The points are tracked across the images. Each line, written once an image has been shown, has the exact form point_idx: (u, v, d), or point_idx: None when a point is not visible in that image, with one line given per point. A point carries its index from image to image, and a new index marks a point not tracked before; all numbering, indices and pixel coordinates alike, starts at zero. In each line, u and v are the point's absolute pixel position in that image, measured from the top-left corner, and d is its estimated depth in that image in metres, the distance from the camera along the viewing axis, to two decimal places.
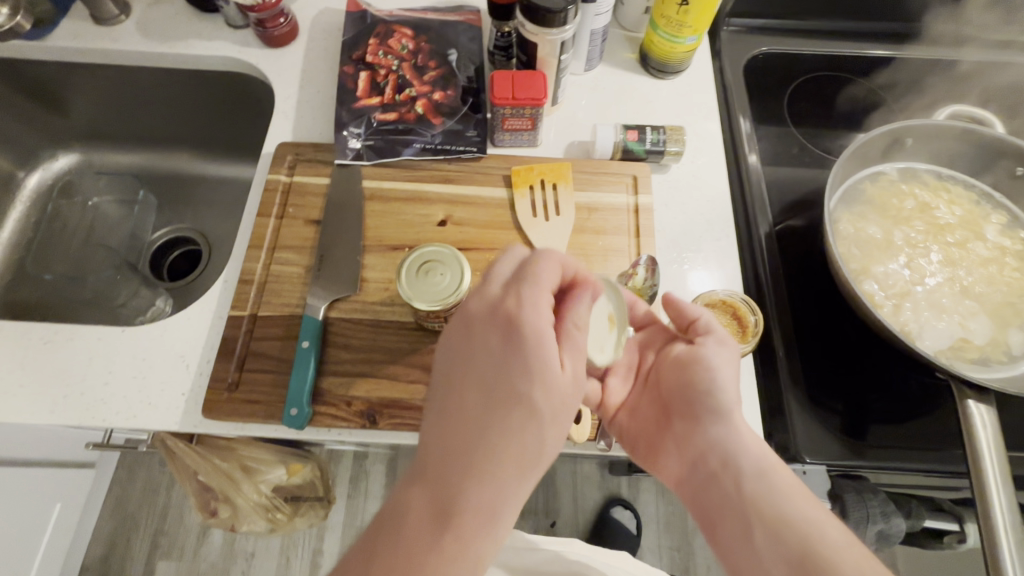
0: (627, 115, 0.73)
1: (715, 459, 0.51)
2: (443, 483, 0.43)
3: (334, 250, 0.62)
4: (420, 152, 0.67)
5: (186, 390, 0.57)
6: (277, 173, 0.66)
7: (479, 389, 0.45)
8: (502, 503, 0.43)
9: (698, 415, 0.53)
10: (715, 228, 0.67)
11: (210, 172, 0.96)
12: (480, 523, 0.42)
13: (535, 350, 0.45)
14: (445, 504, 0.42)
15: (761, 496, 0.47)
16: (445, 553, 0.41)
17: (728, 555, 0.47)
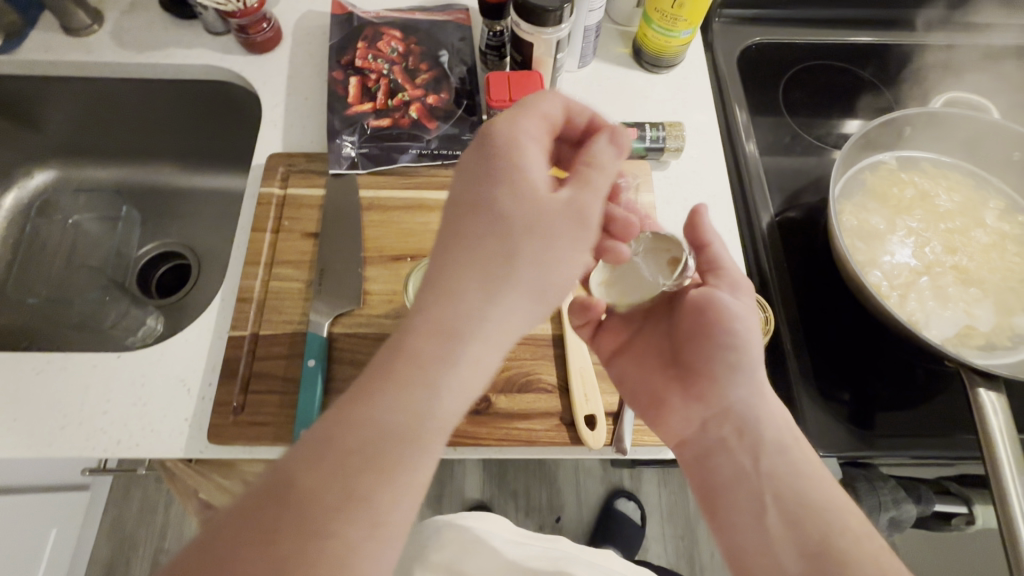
0: (624, 111, 0.72)
1: (730, 422, 0.49)
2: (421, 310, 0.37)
3: (335, 263, 0.60)
4: (417, 158, 0.66)
5: (189, 415, 0.55)
6: (270, 186, 0.65)
7: (451, 206, 0.41)
8: (468, 331, 0.37)
9: (710, 369, 0.50)
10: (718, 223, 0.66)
11: (196, 184, 0.93)
12: (439, 351, 0.35)
13: (508, 158, 0.41)
14: (421, 336, 0.36)
15: (779, 473, 0.45)
16: (402, 378, 0.34)
17: (734, 529, 0.45)
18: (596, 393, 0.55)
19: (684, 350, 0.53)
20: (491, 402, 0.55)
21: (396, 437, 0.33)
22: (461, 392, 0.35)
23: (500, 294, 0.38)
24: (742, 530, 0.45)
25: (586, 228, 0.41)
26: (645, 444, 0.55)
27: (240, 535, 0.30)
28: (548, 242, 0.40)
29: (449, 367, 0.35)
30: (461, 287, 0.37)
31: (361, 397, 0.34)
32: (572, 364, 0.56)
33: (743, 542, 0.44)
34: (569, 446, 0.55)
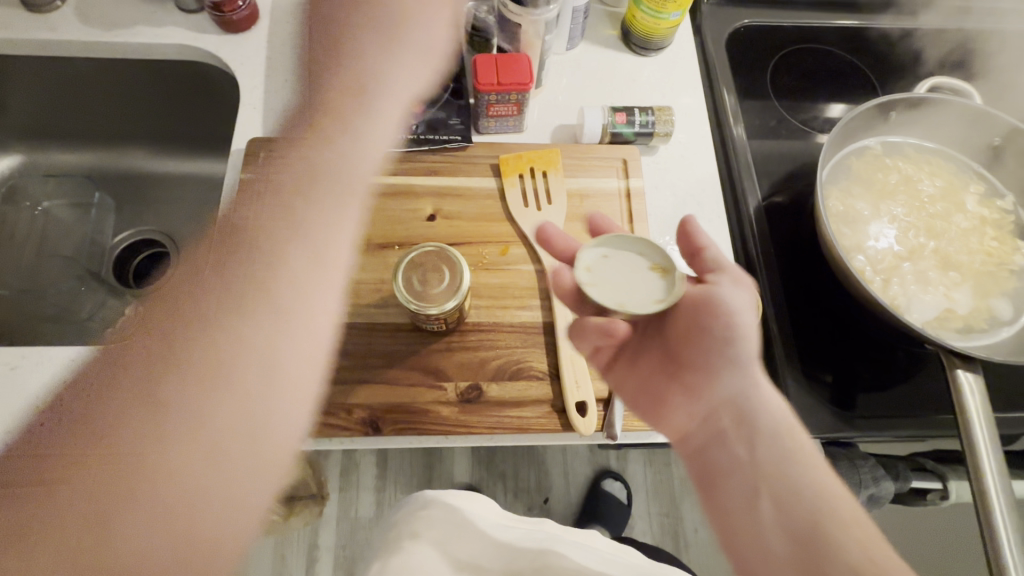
0: (614, 94, 0.71)
1: (727, 420, 0.49)
2: (166, 395, 0.51)
3: (320, 252, 0.59)
4: (404, 143, 0.64)
5: None
6: (251, 173, 0.63)
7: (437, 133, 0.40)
8: (261, 422, 0.51)
9: (708, 364, 0.50)
10: (705, 209, 0.67)
11: (170, 169, 0.90)
12: None
13: None
14: (143, 434, 0.50)
15: (773, 466, 0.46)
16: (149, 445, 0.49)
17: (731, 523, 0.47)
18: (587, 380, 0.55)
19: (680, 350, 0.52)
20: (482, 391, 0.55)
21: (175, 533, 0.47)
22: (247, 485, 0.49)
23: None
24: (737, 522, 0.46)
25: None
26: (635, 429, 0.56)
27: (102, 492, 0.48)
28: None
29: (188, 458, 0.49)
30: (175, 413, 0.50)
31: (155, 485, 0.48)
32: (563, 351, 0.56)
33: (739, 533, 0.46)
34: (560, 432, 0.55)
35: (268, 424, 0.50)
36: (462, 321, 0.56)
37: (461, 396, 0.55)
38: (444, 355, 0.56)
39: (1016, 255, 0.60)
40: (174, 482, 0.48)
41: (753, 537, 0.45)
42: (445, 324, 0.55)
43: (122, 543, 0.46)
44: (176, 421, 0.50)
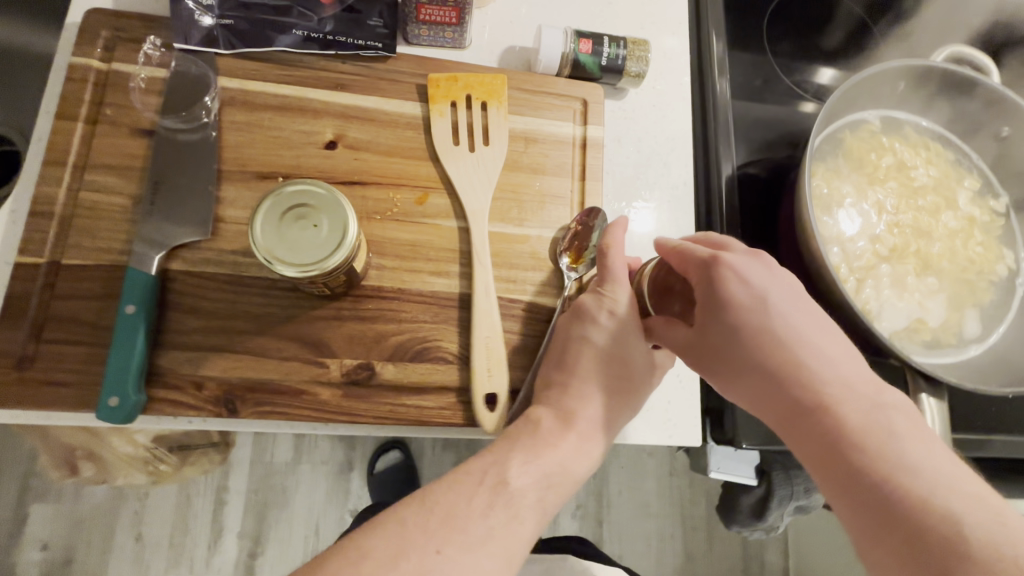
0: (582, 15, 0.57)
1: (783, 382, 0.35)
2: (554, 419, 0.41)
3: (175, 175, 0.45)
4: (303, 43, 0.49)
5: None
6: (86, 57, 0.46)
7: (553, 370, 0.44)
8: (619, 417, 0.43)
9: (745, 331, 0.37)
10: (672, 173, 0.56)
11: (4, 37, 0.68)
12: (559, 431, 0.41)
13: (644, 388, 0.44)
14: (485, 477, 0.38)
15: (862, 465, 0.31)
16: (495, 511, 0.36)
17: (868, 513, 0.30)
18: (502, 369, 0.45)
19: (699, 326, 0.39)
20: (375, 372, 0.45)
21: (538, 496, 0.38)
22: (609, 420, 0.43)
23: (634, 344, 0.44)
24: (878, 499, 0.30)
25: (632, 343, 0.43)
26: None
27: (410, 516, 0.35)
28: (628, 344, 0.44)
29: (547, 502, 0.39)
30: (492, 457, 0.39)
31: (478, 538, 0.35)
32: (478, 333, 0.45)
33: (874, 508, 0.30)
34: (465, 427, 0.46)
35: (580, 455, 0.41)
36: (353, 283, 0.44)
37: (346, 377, 0.44)
38: (331, 324, 0.45)
39: (999, 263, 0.54)
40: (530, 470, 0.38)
41: (912, 493, 0.29)
42: (330, 288, 0.43)
43: (480, 544, 0.35)
44: (581, 423, 0.42)
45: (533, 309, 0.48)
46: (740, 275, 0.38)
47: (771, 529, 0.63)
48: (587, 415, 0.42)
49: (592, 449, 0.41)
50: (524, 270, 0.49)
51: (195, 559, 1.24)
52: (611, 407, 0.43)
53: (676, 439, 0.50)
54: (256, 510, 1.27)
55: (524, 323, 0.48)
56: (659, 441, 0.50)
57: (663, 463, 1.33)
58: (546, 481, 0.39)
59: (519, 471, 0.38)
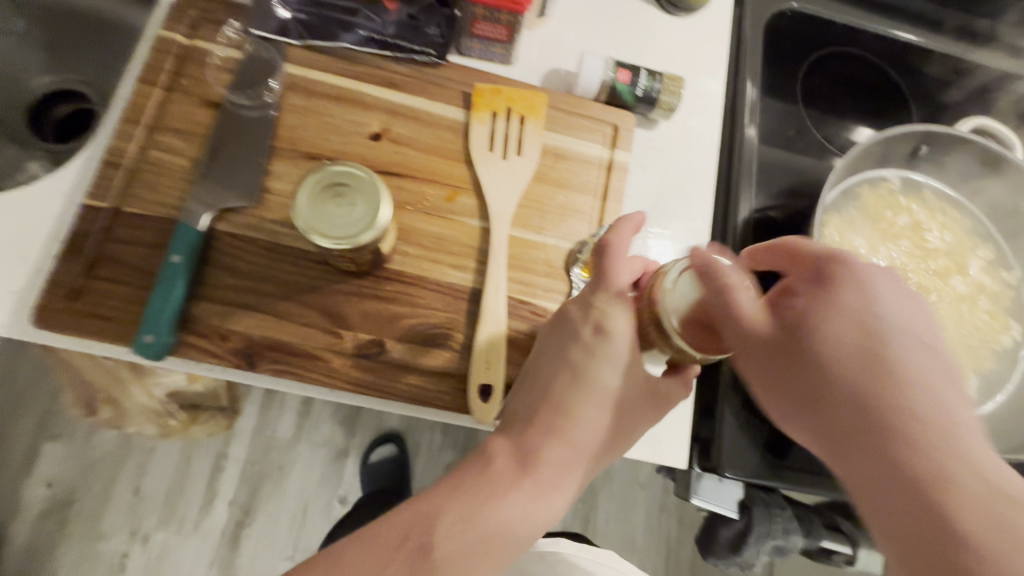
0: (626, 46, 0.61)
1: (872, 422, 0.32)
2: (508, 469, 0.41)
3: (234, 145, 0.49)
4: (364, 42, 0.54)
5: (16, 287, 0.45)
6: (173, 31, 0.52)
7: (524, 412, 0.44)
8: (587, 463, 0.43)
9: (856, 359, 0.34)
10: (691, 205, 0.59)
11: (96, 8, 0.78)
12: (511, 487, 0.41)
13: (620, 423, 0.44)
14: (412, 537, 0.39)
15: (965, 533, 0.28)
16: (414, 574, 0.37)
17: None
18: (500, 363, 0.48)
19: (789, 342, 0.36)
20: (384, 350, 0.48)
21: (472, 559, 0.38)
22: (568, 475, 0.43)
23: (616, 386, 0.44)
24: (948, 564, 0.27)
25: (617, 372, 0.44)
26: None
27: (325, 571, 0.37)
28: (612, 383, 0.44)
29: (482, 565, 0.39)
30: (426, 514, 0.40)
31: None
32: (482, 326, 0.48)
33: None
34: (459, 414, 0.48)
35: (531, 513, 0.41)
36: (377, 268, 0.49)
37: (358, 351, 0.47)
38: (351, 300, 0.48)
39: (1004, 334, 0.54)
40: (466, 531, 0.39)
41: None
42: (355, 269, 0.48)
43: None
44: (539, 477, 0.42)
45: (541, 313, 0.51)
46: (858, 292, 0.36)
47: (747, 566, 0.62)
48: (546, 469, 0.42)
49: (545, 503, 0.42)
50: (537, 275, 0.52)
51: (187, 519, 1.28)
52: (581, 446, 0.43)
53: (660, 456, 0.52)
54: (251, 480, 1.31)
55: (530, 324, 0.51)
56: (641, 457, 0.52)
57: (653, 497, 1.33)
58: (481, 543, 0.39)
59: (449, 533, 0.39)
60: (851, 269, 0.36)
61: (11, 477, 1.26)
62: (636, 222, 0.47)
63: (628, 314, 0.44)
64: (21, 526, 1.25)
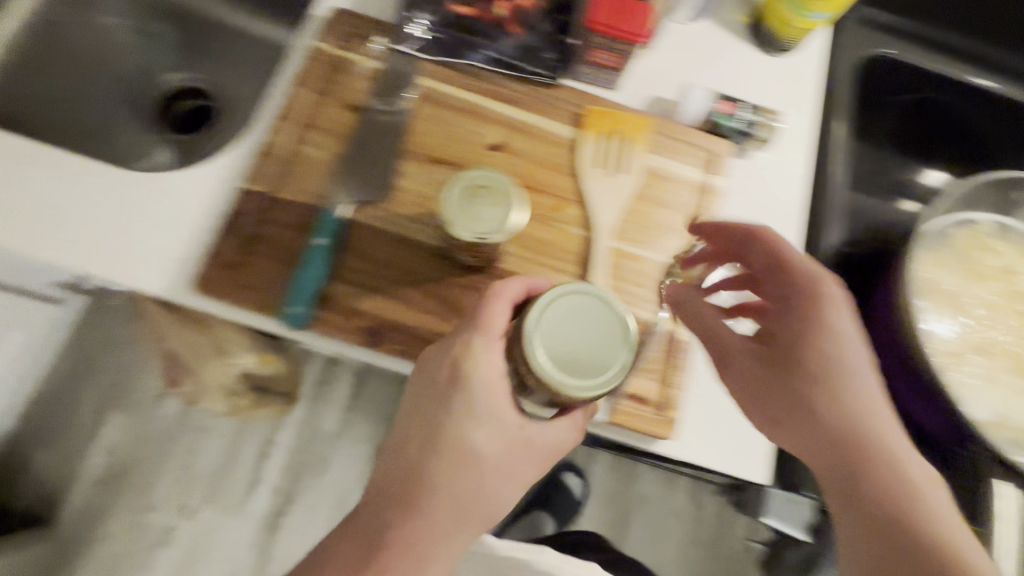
0: (724, 80, 0.65)
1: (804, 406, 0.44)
2: (373, 526, 0.43)
3: (372, 147, 0.55)
4: (489, 62, 0.60)
5: (177, 255, 0.51)
6: (326, 43, 0.58)
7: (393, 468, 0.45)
8: (462, 512, 0.44)
9: (796, 362, 0.45)
10: (780, 232, 0.61)
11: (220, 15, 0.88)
12: (376, 546, 0.43)
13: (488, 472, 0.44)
14: None
15: (894, 494, 0.40)
16: None
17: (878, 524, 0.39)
18: None
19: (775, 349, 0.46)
20: None
21: None
22: (441, 525, 0.43)
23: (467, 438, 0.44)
24: (881, 517, 0.39)
25: (477, 429, 0.44)
26: (634, 428, 0.52)
27: None
28: (463, 432, 0.44)
29: None
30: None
31: None
32: None
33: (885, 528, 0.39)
34: None
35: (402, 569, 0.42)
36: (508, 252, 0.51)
37: None
38: (465, 292, 0.53)
39: None
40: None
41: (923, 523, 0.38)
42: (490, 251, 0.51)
43: None
44: (403, 533, 0.43)
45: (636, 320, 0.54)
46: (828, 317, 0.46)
47: None
48: (414, 522, 0.43)
49: (420, 554, 0.43)
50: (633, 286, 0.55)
51: (232, 499, 1.34)
52: (443, 514, 0.43)
53: (745, 471, 0.53)
54: (294, 467, 1.37)
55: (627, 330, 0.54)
56: (726, 469, 0.53)
57: (687, 530, 1.31)
58: None
59: None
60: (807, 288, 0.47)
61: (78, 441, 1.35)
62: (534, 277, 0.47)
63: (483, 374, 0.44)
64: (82, 488, 1.34)
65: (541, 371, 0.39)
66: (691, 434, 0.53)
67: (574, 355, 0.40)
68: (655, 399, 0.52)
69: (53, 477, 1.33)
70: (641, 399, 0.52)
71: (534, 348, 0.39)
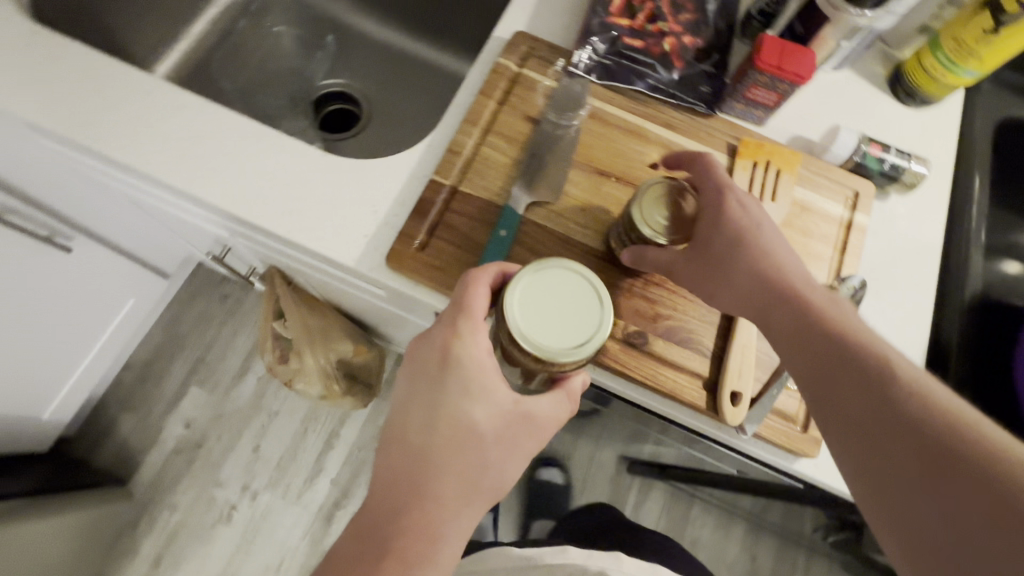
0: (865, 125, 0.68)
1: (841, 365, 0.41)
2: (399, 497, 0.43)
3: (546, 153, 0.60)
4: (651, 90, 0.65)
5: (368, 233, 0.58)
6: (509, 60, 0.65)
7: (403, 443, 0.45)
8: (482, 481, 0.44)
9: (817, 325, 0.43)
10: (920, 273, 0.63)
11: (375, 32, 0.98)
12: (406, 521, 0.42)
13: (505, 440, 0.45)
14: None
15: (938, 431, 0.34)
16: None
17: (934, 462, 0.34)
18: (750, 374, 0.53)
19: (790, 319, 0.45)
20: (647, 342, 0.55)
21: None
22: (467, 495, 0.44)
23: (473, 406, 0.45)
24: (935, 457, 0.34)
25: (485, 402, 0.45)
26: (775, 444, 0.53)
27: None
28: (464, 398, 0.45)
29: None
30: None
31: None
32: (736, 338, 0.54)
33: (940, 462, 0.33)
34: (702, 413, 0.54)
35: (438, 545, 0.42)
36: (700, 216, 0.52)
37: (626, 338, 0.55)
38: (623, 294, 0.56)
39: None
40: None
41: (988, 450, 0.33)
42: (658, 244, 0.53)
43: None
44: (430, 503, 0.43)
45: None
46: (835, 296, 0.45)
47: None
48: (442, 493, 0.43)
49: (450, 526, 0.43)
50: None
51: (292, 487, 1.38)
52: (449, 496, 0.43)
53: None
54: (354, 463, 1.41)
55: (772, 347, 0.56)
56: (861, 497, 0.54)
57: None
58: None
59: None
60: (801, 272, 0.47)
61: (160, 411, 1.43)
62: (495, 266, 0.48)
63: (473, 347, 0.46)
64: (155, 457, 1.39)
65: (537, 350, 0.40)
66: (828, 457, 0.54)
67: (564, 325, 0.41)
68: (800, 418, 0.54)
69: (133, 441, 1.40)
70: (784, 415, 0.54)
71: (518, 330, 0.40)
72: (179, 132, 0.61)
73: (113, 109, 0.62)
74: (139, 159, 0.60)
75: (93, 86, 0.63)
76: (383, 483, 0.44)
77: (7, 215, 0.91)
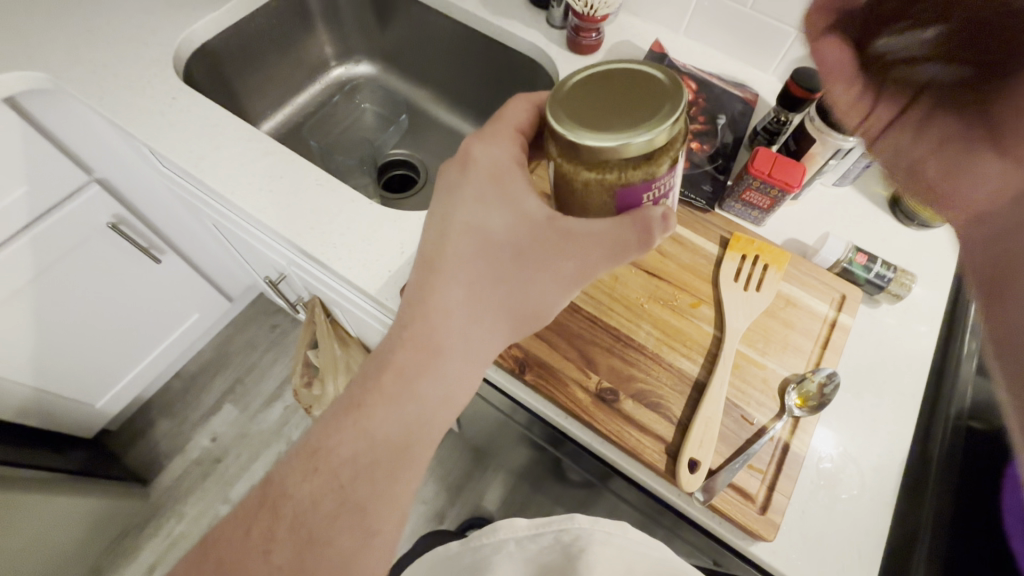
0: (859, 237, 0.73)
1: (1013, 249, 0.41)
2: (429, 287, 0.51)
3: None
4: None
5: (393, 268, 0.69)
6: None
7: (435, 244, 0.52)
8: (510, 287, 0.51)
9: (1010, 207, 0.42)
10: (903, 380, 0.64)
11: (441, 116, 1.16)
12: (435, 309, 0.50)
13: (536, 251, 0.50)
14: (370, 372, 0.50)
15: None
16: (386, 390, 0.49)
17: None
18: (711, 445, 0.56)
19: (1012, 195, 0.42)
20: (618, 399, 0.59)
21: (416, 369, 0.49)
22: (495, 295, 0.51)
23: (498, 216, 0.51)
24: None
25: (517, 213, 0.50)
26: (730, 519, 0.54)
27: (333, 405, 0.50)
28: (491, 210, 0.51)
29: (429, 375, 0.49)
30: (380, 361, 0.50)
31: (367, 411, 0.48)
32: (702, 409, 0.57)
33: None
34: (662, 476, 0.56)
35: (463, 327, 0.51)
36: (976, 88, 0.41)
37: (598, 393, 0.60)
38: (602, 352, 0.62)
39: None
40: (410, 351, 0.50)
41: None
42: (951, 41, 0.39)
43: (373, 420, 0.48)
44: (456, 298, 0.50)
45: (750, 420, 0.59)
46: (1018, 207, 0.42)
47: None
48: (473, 288, 0.51)
49: (474, 319, 0.51)
50: (752, 389, 0.61)
51: None
52: (457, 304, 0.50)
53: None
54: None
55: (737, 425, 0.59)
56: None
57: None
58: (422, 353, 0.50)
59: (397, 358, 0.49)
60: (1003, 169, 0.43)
61: (193, 422, 1.54)
62: (537, 96, 0.56)
63: (488, 156, 0.52)
64: (178, 463, 1.48)
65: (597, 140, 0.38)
66: (783, 544, 0.55)
67: (618, 114, 0.39)
68: (760, 498, 0.55)
69: (163, 445, 1.50)
70: (742, 492, 0.56)
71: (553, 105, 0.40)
72: (264, 170, 0.77)
73: (220, 149, 0.79)
74: (229, 187, 0.76)
75: (209, 131, 0.80)
76: (417, 283, 0.52)
77: (121, 225, 1.11)
